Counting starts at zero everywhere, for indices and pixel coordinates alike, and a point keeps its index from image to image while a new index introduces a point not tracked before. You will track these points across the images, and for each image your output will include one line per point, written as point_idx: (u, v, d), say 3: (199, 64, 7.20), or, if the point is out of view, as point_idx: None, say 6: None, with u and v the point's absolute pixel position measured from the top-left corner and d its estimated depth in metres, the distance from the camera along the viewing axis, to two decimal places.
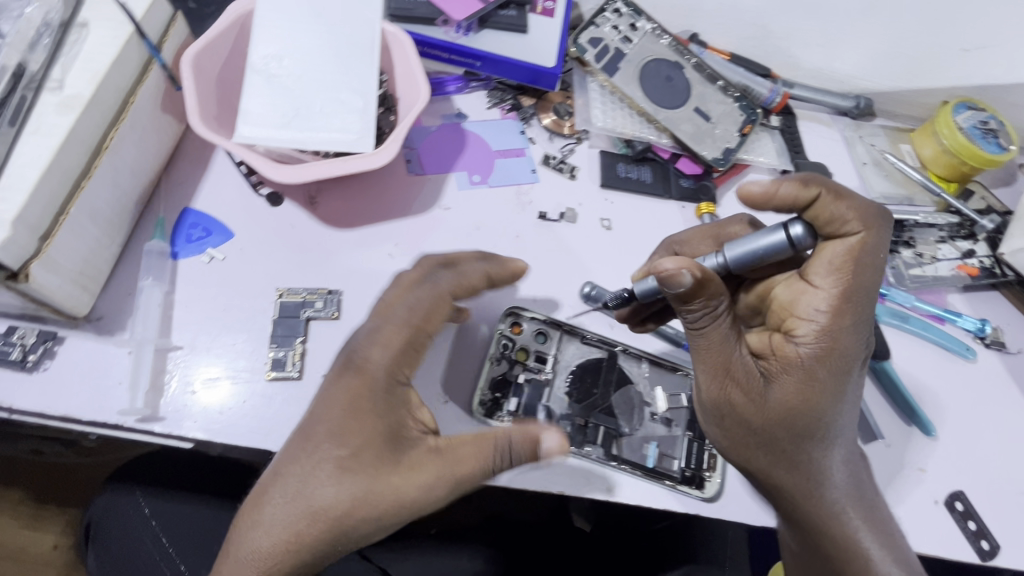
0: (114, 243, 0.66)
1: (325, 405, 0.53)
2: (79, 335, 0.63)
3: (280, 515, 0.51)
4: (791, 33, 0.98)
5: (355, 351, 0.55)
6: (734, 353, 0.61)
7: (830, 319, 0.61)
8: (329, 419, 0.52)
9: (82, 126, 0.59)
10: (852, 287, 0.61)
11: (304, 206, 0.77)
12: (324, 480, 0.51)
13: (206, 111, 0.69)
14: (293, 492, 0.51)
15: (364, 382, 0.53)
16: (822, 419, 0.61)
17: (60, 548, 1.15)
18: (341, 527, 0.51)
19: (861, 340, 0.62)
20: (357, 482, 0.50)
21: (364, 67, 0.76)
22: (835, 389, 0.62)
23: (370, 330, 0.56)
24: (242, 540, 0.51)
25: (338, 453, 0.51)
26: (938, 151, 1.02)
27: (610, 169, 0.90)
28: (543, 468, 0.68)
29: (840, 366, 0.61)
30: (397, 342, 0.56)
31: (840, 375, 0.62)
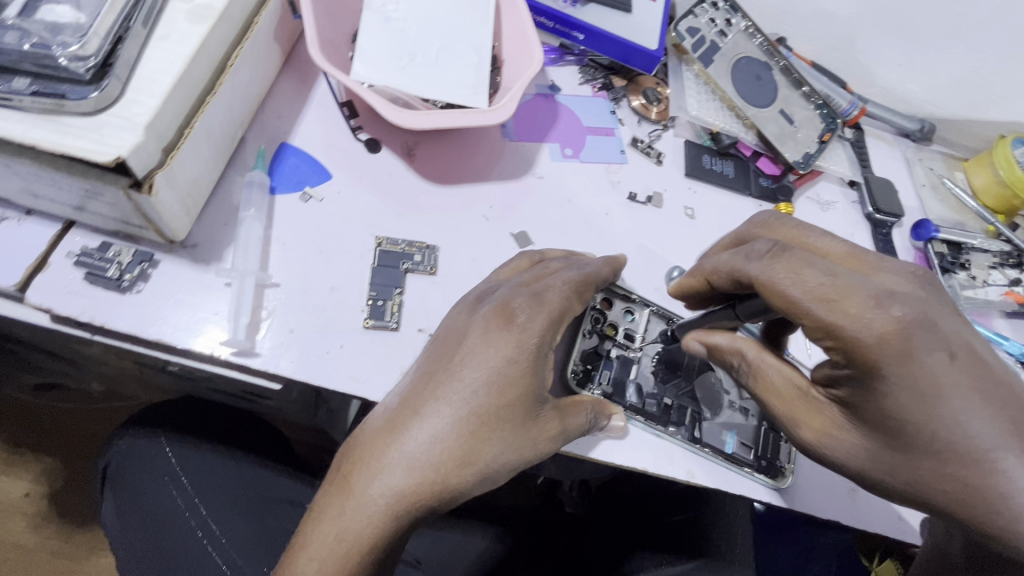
0: (216, 168, 0.63)
1: (486, 352, 0.51)
2: (174, 260, 0.60)
3: (424, 455, 0.49)
4: (873, 48, 1.00)
5: (517, 304, 0.53)
6: (801, 395, 0.55)
7: (870, 331, 0.45)
8: (487, 368, 0.51)
9: (213, 38, 0.56)
10: (848, 313, 0.45)
11: (401, 156, 0.74)
12: (473, 425, 0.50)
13: (322, 44, 0.67)
14: (439, 433, 0.49)
15: (526, 336, 0.52)
16: (960, 427, 0.46)
17: (34, 497, 1.09)
18: (481, 473, 0.50)
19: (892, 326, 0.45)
20: (501, 434, 0.51)
21: (480, 23, 0.75)
22: (956, 396, 0.46)
23: (527, 288, 0.55)
24: (380, 474, 0.48)
25: (493, 403, 0.50)
26: (992, 181, 1.06)
27: (696, 159, 0.90)
28: (628, 443, 0.68)
29: (932, 366, 0.45)
30: (555, 306, 0.55)
31: (949, 362, 0.46)
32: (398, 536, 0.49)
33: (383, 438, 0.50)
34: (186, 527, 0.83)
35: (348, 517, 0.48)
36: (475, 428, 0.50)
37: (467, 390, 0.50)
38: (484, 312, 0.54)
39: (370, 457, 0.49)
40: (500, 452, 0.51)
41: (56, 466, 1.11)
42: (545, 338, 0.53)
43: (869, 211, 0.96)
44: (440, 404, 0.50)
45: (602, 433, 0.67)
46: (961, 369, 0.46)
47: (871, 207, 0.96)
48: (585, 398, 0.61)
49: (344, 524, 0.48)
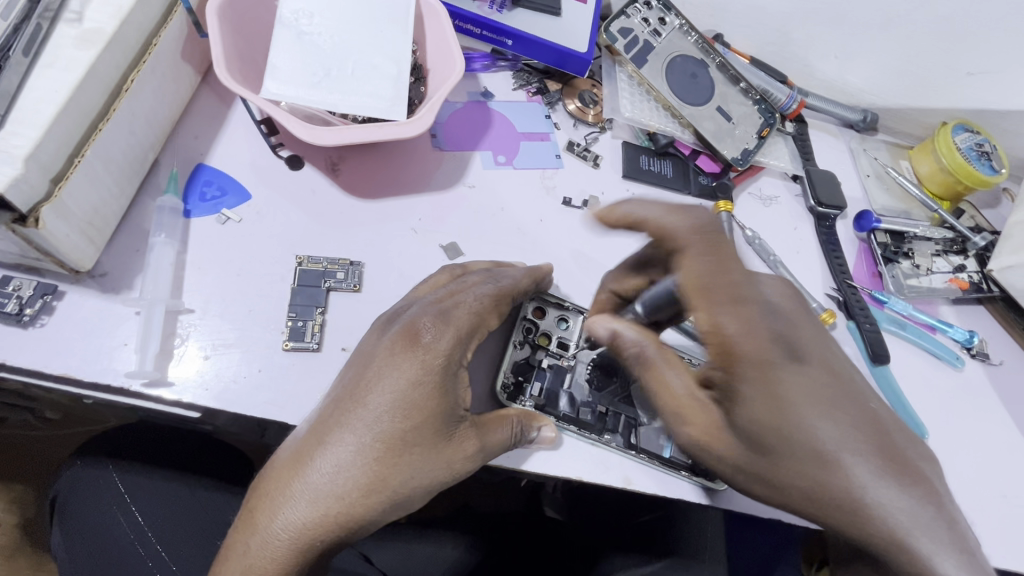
0: (123, 194, 0.62)
1: (391, 376, 0.50)
2: (81, 290, 0.59)
3: (329, 486, 0.48)
4: (810, 41, 1.01)
5: (423, 324, 0.53)
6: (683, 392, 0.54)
7: (732, 320, 0.50)
8: (392, 392, 0.50)
9: (102, 63, 0.54)
10: (729, 329, 0.50)
11: (325, 171, 0.73)
12: (379, 451, 0.49)
13: (231, 63, 0.66)
14: (344, 462, 0.48)
15: (432, 357, 0.52)
16: (829, 441, 0.48)
17: (0, 527, 1.07)
18: (390, 500, 0.49)
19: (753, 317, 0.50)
20: (410, 457, 0.50)
21: (398, 33, 0.74)
22: (827, 407, 0.48)
23: (435, 307, 0.55)
24: (284, 508, 0.47)
25: (398, 428, 0.50)
26: (935, 168, 1.06)
27: (633, 161, 0.89)
28: (562, 453, 0.67)
29: (813, 376, 0.49)
30: (463, 323, 0.54)
31: (824, 371, 0.50)
32: (307, 569, 0.48)
33: (288, 470, 0.49)
34: (133, 556, 0.81)
35: (251, 553, 0.47)
36: (382, 454, 0.49)
37: (372, 416, 0.50)
38: (391, 335, 0.53)
39: (274, 491, 0.48)
40: (410, 475, 0.50)
41: (12, 497, 1.08)
42: (452, 356, 0.53)
43: (812, 204, 0.96)
44: (345, 433, 0.49)
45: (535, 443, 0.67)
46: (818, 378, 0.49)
47: (813, 201, 0.96)
48: (510, 411, 0.59)
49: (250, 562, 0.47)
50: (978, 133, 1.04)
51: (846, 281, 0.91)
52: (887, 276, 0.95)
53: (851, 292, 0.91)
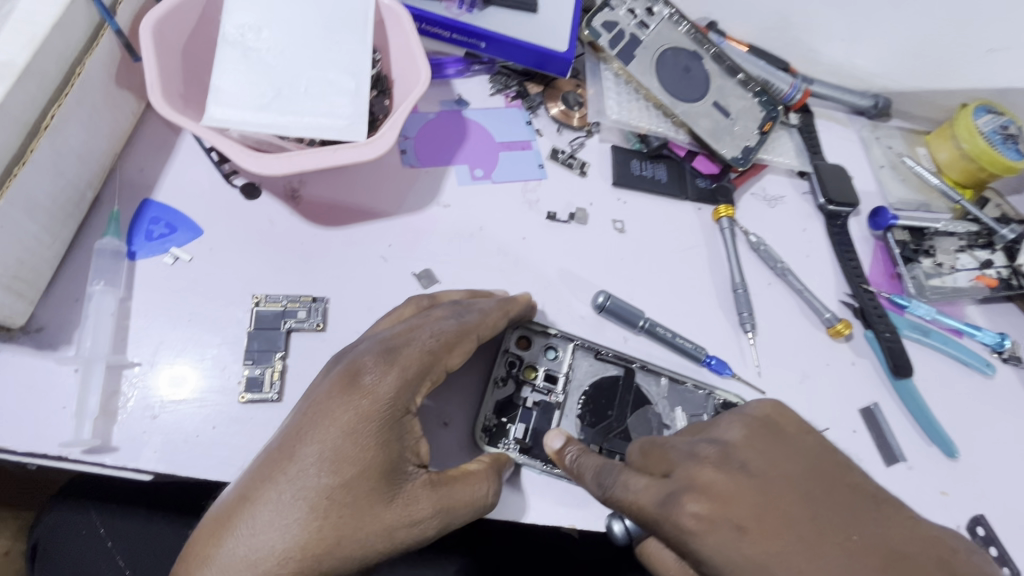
0: (57, 240, 0.56)
1: (323, 426, 0.45)
2: (15, 349, 0.54)
3: (247, 552, 0.43)
4: (813, 25, 0.92)
5: (364, 363, 0.48)
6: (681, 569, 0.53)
7: (668, 510, 0.47)
8: (323, 444, 0.45)
9: (13, 100, 0.49)
10: (671, 456, 0.51)
11: (284, 199, 0.67)
12: (308, 514, 0.44)
13: (169, 88, 0.60)
14: (269, 527, 0.43)
15: (371, 401, 0.46)
16: (793, 559, 0.43)
17: None
18: (318, 570, 0.44)
19: (691, 501, 0.47)
20: (345, 521, 0.44)
21: (356, 42, 0.67)
22: (779, 530, 0.45)
23: (382, 344, 0.49)
24: (205, 574, 0.43)
25: (328, 486, 0.44)
26: (955, 155, 0.98)
27: (623, 166, 0.82)
28: (553, 498, 0.62)
29: (761, 491, 0.47)
30: (411, 361, 0.49)
31: (778, 484, 0.47)
32: None
33: (212, 531, 0.45)
34: None
35: None
36: (310, 517, 0.44)
37: (300, 471, 0.44)
38: (331, 377, 0.48)
39: (195, 556, 0.44)
40: (341, 543, 0.44)
41: None
42: (393, 401, 0.47)
43: (821, 202, 0.88)
44: (269, 491, 0.44)
45: (526, 490, 0.61)
46: (793, 546, 0.44)
47: (822, 198, 0.88)
48: (476, 463, 0.52)
49: None
50: (1002, 114, 0.96)
51: (862, 286, 0.84)
52: (907, 277, 0.87)
53: (867, 299, 0.83)
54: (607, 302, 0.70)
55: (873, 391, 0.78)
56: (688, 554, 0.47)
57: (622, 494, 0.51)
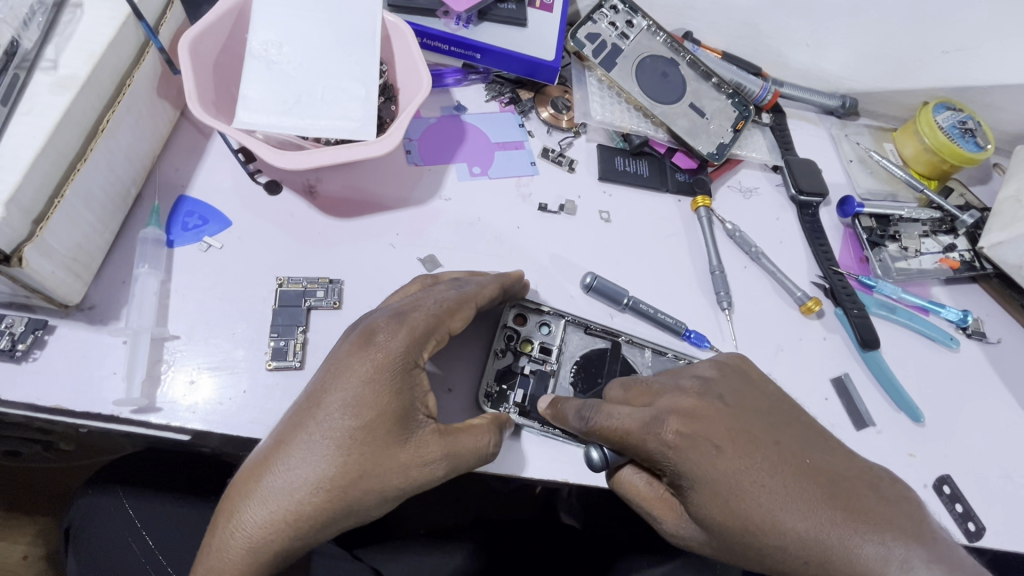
0: (107, 229, 0.64)
1: (345, 378, 0.53)
2: (71, 324, 0.62)
3: (284, 484, 0.50)
4: (780, 32, 1.01)
5: (377, 325, 0.55)
6: (648, 490, 0.61)
7: (652, 431, 0.55)
8: (345, 393, 0.52)
9: (78, 106, 0.57)
10: (656, 390, 0.59)
11: (302, 194, 0.75)
12: (334, 451, 0.51)
13: (204, 97, 0.68)
14: (302, 463, 0.50)
15: (385, 356, 0.53)
16: (755, 471, 0.52)
17: (32, 559, 1.08)
18: (345, 500, 0.51)
19: (672, 421, 0.54)
20: (366, 458, 0.51)
21: (365, 54, 0.76)
22: (744, 445, 0.53)
23: (393, 310, 0.57)
24: (249, 504, 0.50)
25: (350, 428, 0.51)
26: (920, 149, 1.05)
27: (608, 162, 0.90)
28: (548, 455, 0.68)
29: (733, 417, 0.55)
30: (418, 323, 0.56)
31: (745, 413, 0.56)
32: (272, 561, 0.51)
33: (253, 469, 0.52)
34: None
35: (218, 547, 0.50)
36: (336, 455, 0.51)
37: (326, 416, 0.52)
38: (350, 338, 0.55)
39: (240, 490, 0.51)
40: (364, 477, 0.51)
41: (42, 530, 1.10)
42: (404, 356, 0.54)
43: (793, 193, 0.96)
44: (301, 433, 0.52)
45: (523, 449, 0.68)
46: (755, 459, 0.53)
47: (794, 189, 0.96)
48: (481, 417, 0.58)
49: (221, 556, 0.51)
50: (961, 110, 1.03)
51: (832, 268, 0.91)
52: (874, 260, 0.94)
53: (837, 279, 0.90)
54: (594, 281, 0.77)
55: (844, 363, 0.85)
56: (667, 468, 0.55)
57: (609, 421, 0.57)
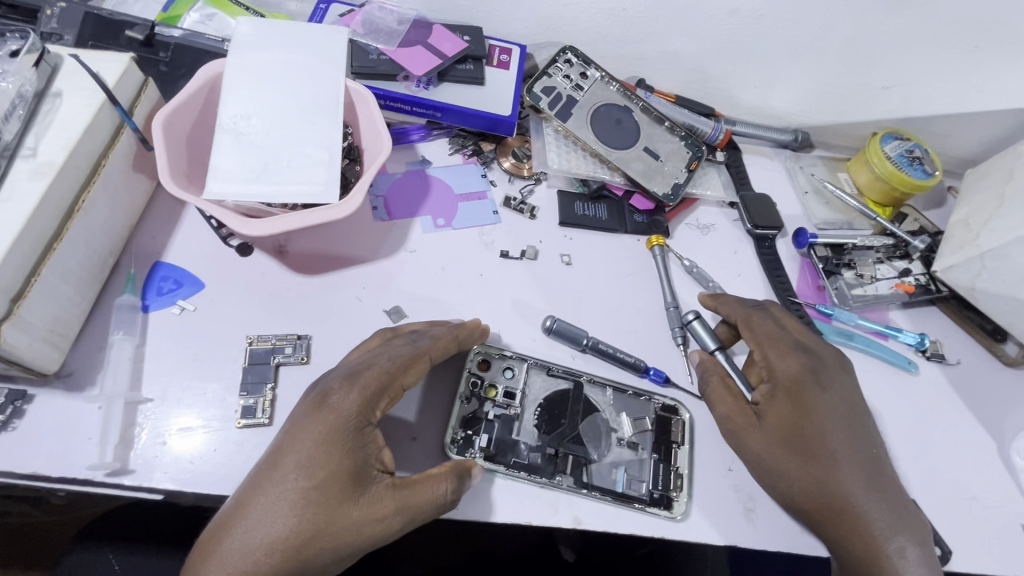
0: (84, 299, 0.68)
1: (300, 440, 0.56)
2: (48, 392, 0.65)
3: (241, 545, 0.53)
4: (728, 76, 1.06)
5: (331, 387, 0.58)
6: (732, 402, 0.75)
7: (784, 363, 0.75)
8: (300, 454, 0.55)
9: (54, 190, 0.62)
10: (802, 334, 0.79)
11: (273, 254, 0.80)
12: (289, 511, 0.54)
13: (176, 170, 0.73)
14: (259, 523, 0.53)
15: (336, 416, 0.57)
16: (841, 414, 0.72)
17: None
18: (301, 557, 0.53)
19: (785, 357, 0.75)
20: (321, 515, 0.54)
21: (329, 121, 0.81)
22: (808, 391, 0.73)
23: (346, 370, 0.60)
24: (208, 566, 0.53)
25: (304, 488, 0.54)
26: (872, 179, 1.09)
27: (568, 208, 0.95)
28: (511, 499, 0.70)
29: (811, 369, 0.74)
30: (370, 382, 0.59)
31: (834, 384, 0.74)
32: None
33: (213, 532, 0.55)
34: None
35: None
36: (292, 514, 0.54)
37: (281, 477, 0.55)
38: (306, 400, 0.59)
39: (203, 552, 0.54)
40: (319, 533, 0.54)
41: None
42: (355, 415, 0.58)
43: (749, 227, 1.00)
44: (258, 496, 0.54)
45: (487, 493, 0.70)
46: (842, 405, 0.73)
47: (749, 224, 0.99)
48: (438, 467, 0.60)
49: None
50: (908, 139, 1.08)
51: (789, 298, 0.95)
52: (830, 289, 0.98)
53: (794, 310, 0.94)
54: (554, 323, 0.81)
55: None
56: (782, 389, 0.73)
57: (772, 354, 0.76)
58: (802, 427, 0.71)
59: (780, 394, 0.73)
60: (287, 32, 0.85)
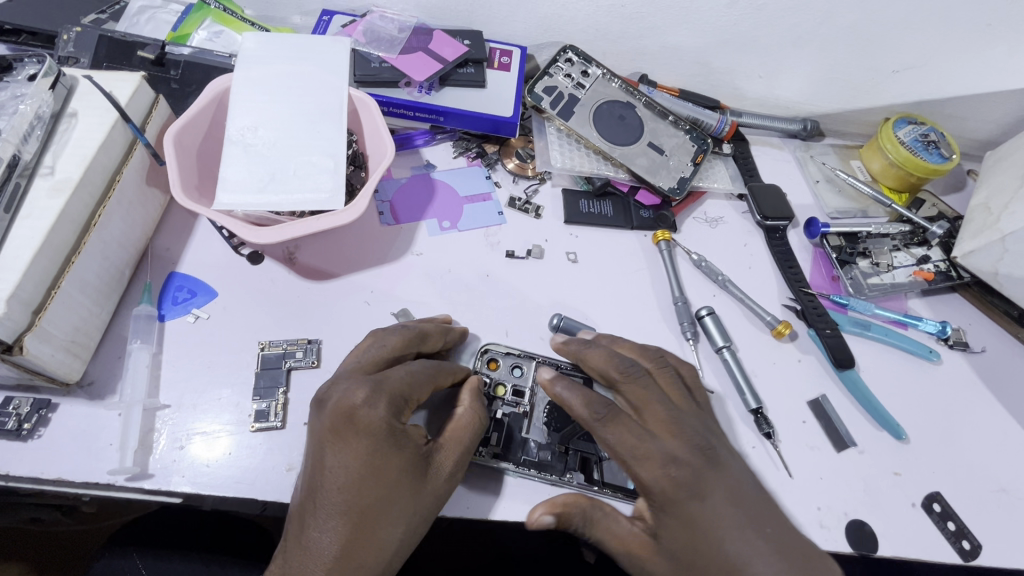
0: (103, 310, 0.71)
1: (340, 455, 0.56)
2: (71, 401, 0.67)
3: (315, 558, 0.55)
4: (732, 68, 1.05)
5: (356, 401, 0.57)
6: (613, 522, 0.63)
7: (639, 451, 0.60)
8: (345, 468, 0.56)
9: (72, 206, 0.65)
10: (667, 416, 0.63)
11: (283, 261, 0.81)
12: (348, 520, 0.55)
13: (187, 183, 0.75)
14: (325, 536, 0.55)
15: (370, 430, 0.56)
16: (727, 527, 0.57)
17: None
18: (371, 556, 0.56)
19: (655, 445, 0.60)
20: (379, 514, 0.56)
21: (333, 130, 0.82)
22: (705, 497, 0.58)
23: (366, 380, 0.59)
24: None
25: (359, 497, 0.55)
26: (885, 165, 1.06)
27: (573, 206, 0.95)
28: (522, 497, 0.71)
29: (662, 465, 0.59)
30: (394, 388, 0.60)
31: (711, 481, 0.59)
32: None
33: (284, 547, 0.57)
34: None
35: None
36: (351, 522, 0.55)
37: (333, 492, 0.56)
38: (329, 416, 0.58)
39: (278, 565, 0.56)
40: (386, 531, 0.56)
41: None
42: (390, 421, 0.58)
43: (758, 219, 0.98)
44: (318, 513, 0.56)
45: (497, 491, 0.71)
46: (729, 514, 0.58)
47: (759, 216, 0.98)
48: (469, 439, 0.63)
49: None
50: (922, 124, 1.05)
51: (802, 287, 0.93)
52: (845, 278, 0.96)
53: (808, 300, 0.92)
54: (559, 320, 0.81)
55: (822, 384, 0.86)
56: (658, 493, 0.59)
57: (615, 438, 0.61)
58: (693, 539, 0.57)
59: (661, 500, 0.59)
60: (291, 45, 0.87)
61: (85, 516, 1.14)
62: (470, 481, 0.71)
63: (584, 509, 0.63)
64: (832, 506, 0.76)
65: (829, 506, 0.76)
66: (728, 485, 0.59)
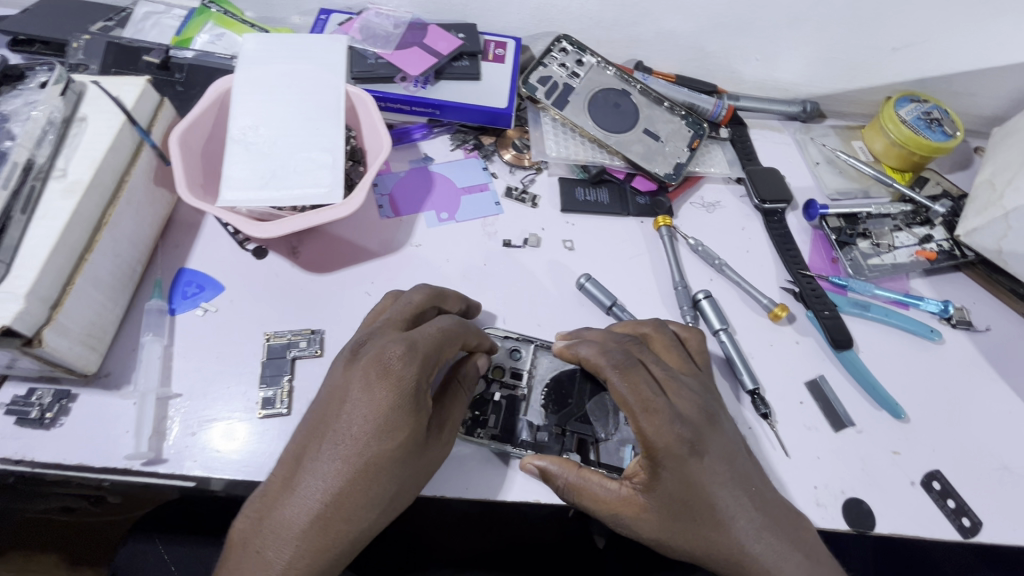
0: (117, 305, 0.74)
1: (364, 402, 0.57)
2: (90, 391, 0.71)
3: (312, 498, 0.56)
4: (727, 52, 1.05)
5: (392, 355, 0.58)
6: (598, 489, 0.64)
7: (645, 407, 0.59)
8: (364, 416, 0.57)
9: (84, 206, 0.68)
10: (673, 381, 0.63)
11: (286, 255, 0.84)
12: (353, 468, 0.56)
13: (191, 181, 0.78)
14: (325, 480, 0.56)
15: (398, 387, 0.57)
16: (719, 483, 0.60)
17: None
18: (364, 510, 0.57)
19: (662, 407, 0.59)
20: (383, 470, 0.57)
21: (331, 126, 0.85)
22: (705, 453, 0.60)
23: (404, 338, 0.60)
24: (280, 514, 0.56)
25: (372, 447, 0.56)
26: (888, 145, 1.05)
27: (569, 194, 0.96)
28: (521, 479, 0.73)
29: (671, 421, 0.59)
30: (427, 350, 0.60)
31: (717, 438, 0.61)
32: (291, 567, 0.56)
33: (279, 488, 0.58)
34: None
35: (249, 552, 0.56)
36: (355, 472, 0.56)
37: (345, 437, 0.57)
38: (362, 366, 0.58)
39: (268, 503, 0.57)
40: (382, 487, 0.57)
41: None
42: (419, 383, 0.59)
43: (756, 203, 0.98)
44: (327, 454, 0.57)
45: (497, 473, 0.73)
46: (724, 470, 0.60)
47: (757, 199, 0.98)
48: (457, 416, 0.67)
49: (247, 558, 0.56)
50: (925, 101, 1.03)
51: (800, 270, 0.93)
52: (844, 260, 0.95)
53: (805, 282, 0.92)
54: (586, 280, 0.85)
55: (819, 365, 0.86)
56: (663, 452, 0.58)
57: (623, 390, 0.60)
58: (684, 495, 0.59)
59: (661, 462, 0.59)
60: (289, 45, 0.90)
61: (111, 505, 1.18)
62: (470, 464, 0.73)
63: (569, 476, 0.66)
64: (830, 484, 0.77)
65: (827, 484, 0.77)
66: (723, 445, 0.62)
